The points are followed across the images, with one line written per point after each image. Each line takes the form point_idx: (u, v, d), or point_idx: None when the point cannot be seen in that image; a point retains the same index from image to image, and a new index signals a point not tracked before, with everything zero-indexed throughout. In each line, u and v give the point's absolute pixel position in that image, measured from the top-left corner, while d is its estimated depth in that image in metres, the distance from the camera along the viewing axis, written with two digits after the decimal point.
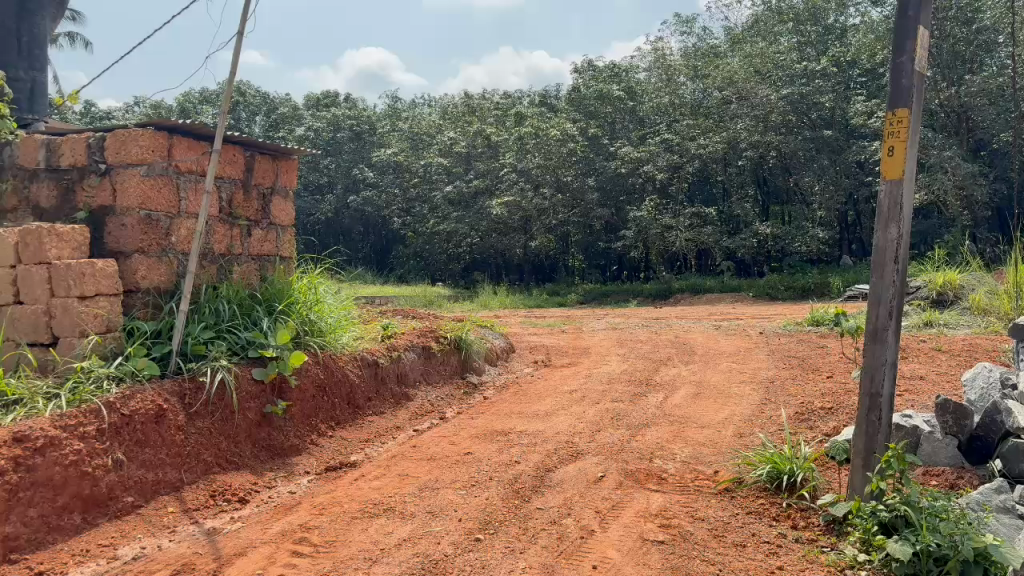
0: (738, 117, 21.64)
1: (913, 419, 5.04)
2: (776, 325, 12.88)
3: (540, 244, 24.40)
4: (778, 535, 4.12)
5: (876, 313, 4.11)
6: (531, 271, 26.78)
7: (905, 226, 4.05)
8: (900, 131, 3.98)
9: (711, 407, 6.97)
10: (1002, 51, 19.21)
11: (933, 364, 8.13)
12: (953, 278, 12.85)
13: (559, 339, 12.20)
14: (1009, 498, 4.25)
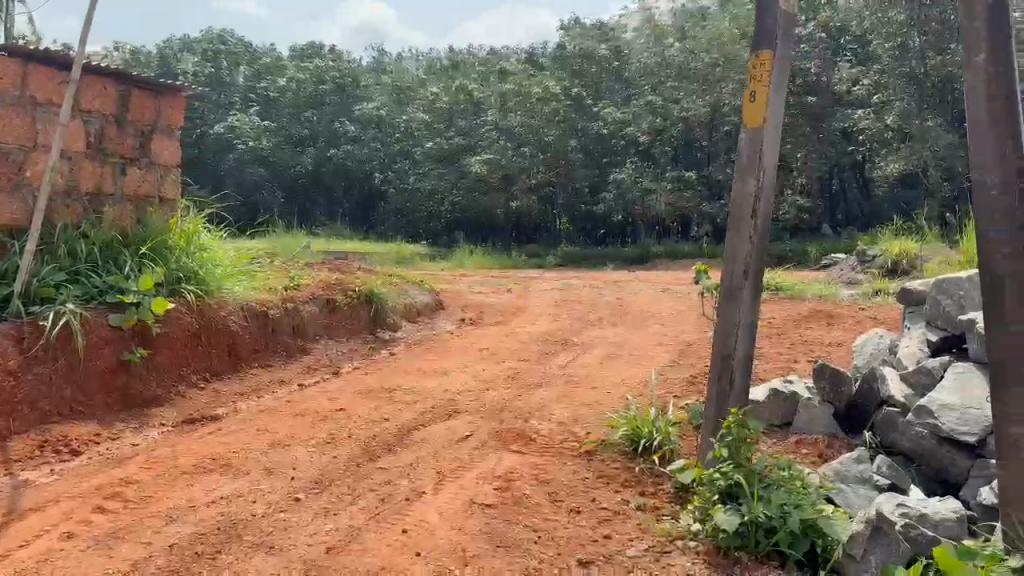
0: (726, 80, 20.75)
1: (792, 385, 4.80)
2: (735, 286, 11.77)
3: (522, 205, 22.79)
4: (621, 502, 3.86)
5: (730, 270, 3.89)
6: (514, 233, 24.89)
7: (766, 179, 3.79)
8: (762, 75, 3.70)
9: (618, 367, 6.59)
10: None
11: (865, 327, 7.75)
12: (910, 248, 11.80)
13: (503, 297, 11.71)
14: (867, 469, 3.96)
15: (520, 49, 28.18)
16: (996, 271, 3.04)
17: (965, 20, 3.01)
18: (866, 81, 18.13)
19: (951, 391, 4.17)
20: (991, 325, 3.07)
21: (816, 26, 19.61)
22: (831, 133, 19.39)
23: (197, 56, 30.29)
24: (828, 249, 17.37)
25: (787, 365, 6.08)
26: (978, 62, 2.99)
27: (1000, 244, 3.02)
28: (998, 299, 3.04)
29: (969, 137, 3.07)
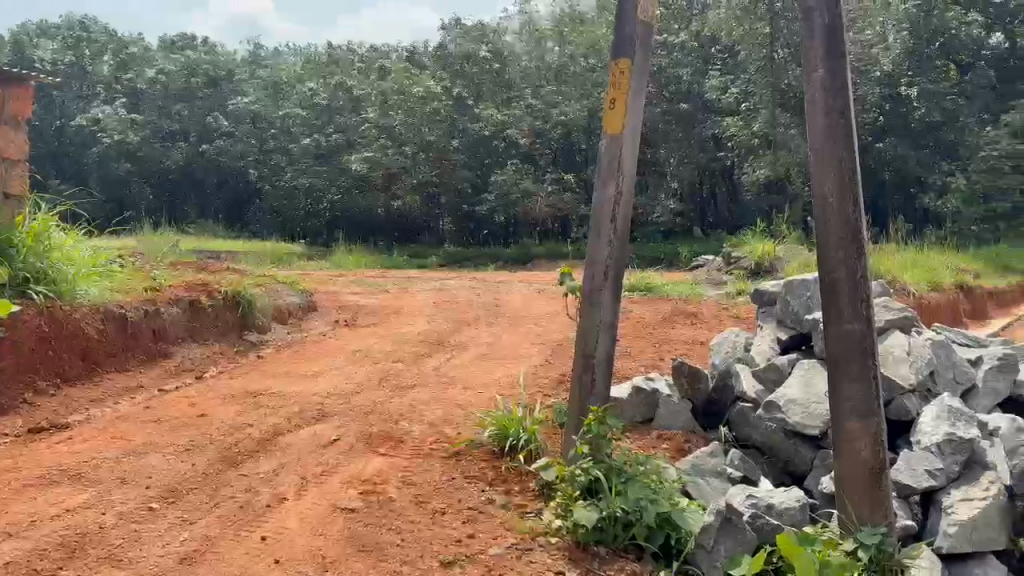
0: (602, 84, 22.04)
1: (654, 381, 4.93)
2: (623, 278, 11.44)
3: (404, 205, 22.59)
4: (486, 501, 3.89)
5: (592, 272, 4.00)
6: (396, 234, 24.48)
7: (626, 182, 3.92)
8: (621, 81, 3.82)
9: (491, 368, 6.62)
10: None
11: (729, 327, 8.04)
12: (770, 250, 12.33)
13: (379, 298, 11.55)
14: (721, 462, 4.14)
15: (400, 47, 27.93)
16: (831, 273, 3.24)
17: (807, 33, 3.19)
18: (734, 89, 18.90)
19: (798, 388, 4.45)
20: (827, 323, 3.28)
21: (688, 36, 20.30)
22: (701, 140, 20.20)
23: (57, 44, 28.70)
24: (697, 250, 18.06)
25: (651, 363, 6.29)
26: (816, 76, 3.18)
27: (834, 246, 3.22)
28: (834, 301, 3.25)
29: (808, 143, 3.26)
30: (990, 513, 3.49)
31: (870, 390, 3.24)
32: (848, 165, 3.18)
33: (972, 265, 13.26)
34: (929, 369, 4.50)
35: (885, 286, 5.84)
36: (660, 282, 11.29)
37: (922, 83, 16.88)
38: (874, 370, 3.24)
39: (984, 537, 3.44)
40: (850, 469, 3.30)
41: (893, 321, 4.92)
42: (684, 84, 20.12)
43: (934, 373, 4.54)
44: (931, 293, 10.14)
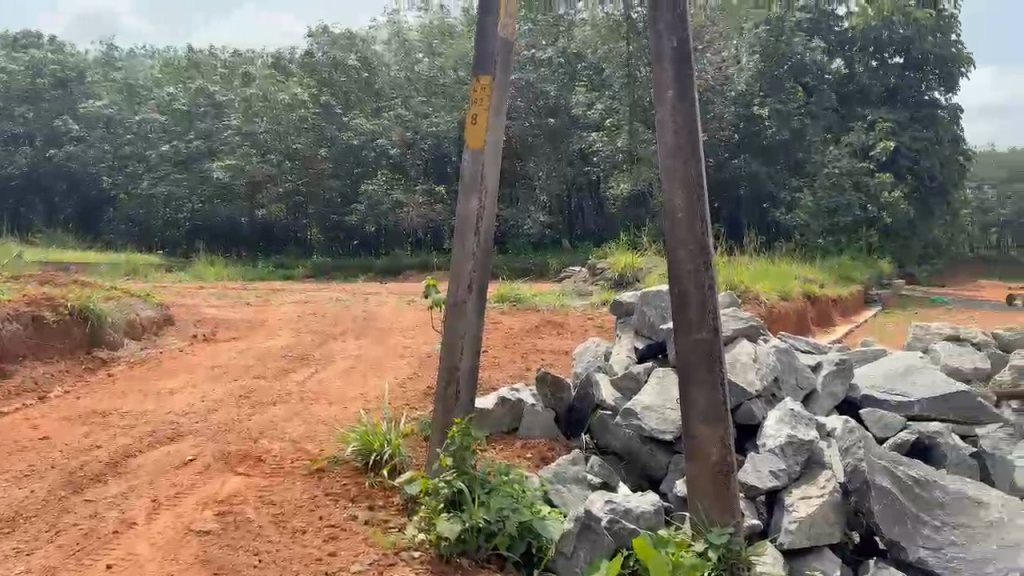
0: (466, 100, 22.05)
1: (518, 392, 5.01)
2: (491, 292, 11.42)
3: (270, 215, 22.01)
4: (348, 518, 3.83)
5: (456, 284, 4.02)
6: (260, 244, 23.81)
7: (488, 197, 3.97)
8: (482, 98, 3.88)
9: (357, 382, 6.51)
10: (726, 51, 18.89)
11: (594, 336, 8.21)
12: (634, 262, 12.65)
13: (242, 311, 11.19)
14: (581, 469, 4.23)
15: (266, 53, 27.12)
16: (681, 285, 3.39)
17: (658, 57, 3.33)
18: (600, 105, 19.38)
19: (653, 395, 4.62)
20: (677, 334, 3.42)
21: (555, 52, 20.78)
22: (569, 154, 20.72)
23: None
24: (565, 261, 18.42)
25: (517, 374, 6.35)
26: (667, 97, 3.32)
27: (684, 259, 3.37)
28: (685, 311, 3.39)
29: (659, 161, 3.40)
30: (827, 510, 3.73)
31: (718, 396, 3.40)
32: (696, 183, 3.34)
33: (819, 275, 14.11)
34: (773, 374, 4.76)
35: (734, 296, 6.15)
36: (528, 292, 11.41)
37: (772, 104, 17.76)
38: (722, 376, 3.41)
39: (821, 532, 3.67)
40: (701, 471, 3.45)
41: (741, 330, 5.19)
42: (552, 99, 20.53)
43: (778, 378, 4.80)
44: (781, 303, 10.72)
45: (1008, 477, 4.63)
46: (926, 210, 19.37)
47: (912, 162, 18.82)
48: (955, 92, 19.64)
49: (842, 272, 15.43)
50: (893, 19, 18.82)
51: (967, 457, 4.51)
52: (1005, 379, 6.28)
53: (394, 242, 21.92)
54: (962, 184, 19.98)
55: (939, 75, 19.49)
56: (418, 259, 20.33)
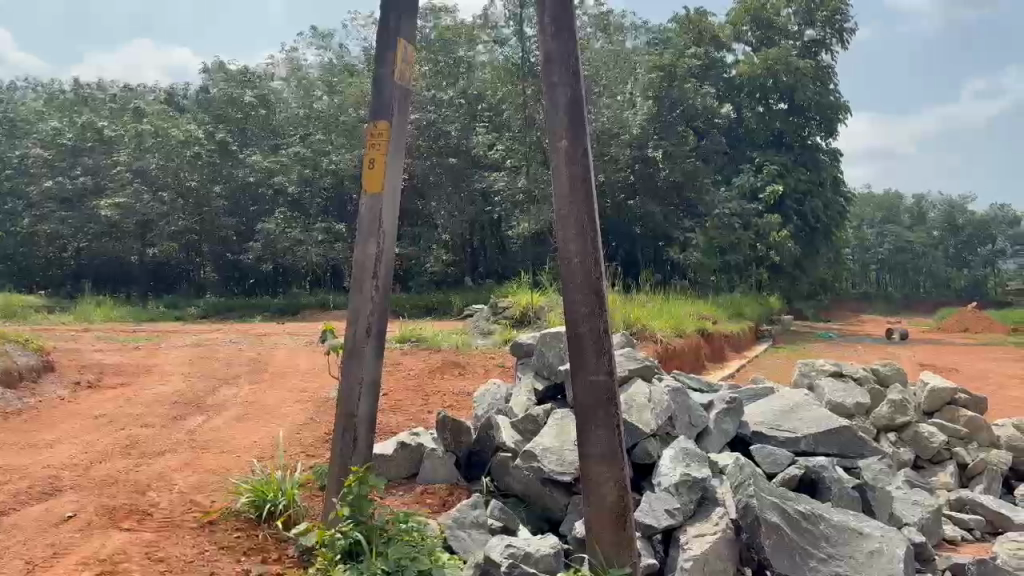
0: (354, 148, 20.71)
1: (418, 437, 4.96)
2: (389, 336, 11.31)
3: (160, 253, 21.26)
4: (240, 572, 3.69)
5: (353, 329, 3.98)
6: (152, 284, 22.97)
7: (386, 242, 3.96)
8: (380, 143, 3.88)
9: (251, 429, 6.32)
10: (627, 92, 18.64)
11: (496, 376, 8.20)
12: (535, 300, 12.72)
13: (128, 356, 10.71)
14: (482, 513, 4.18)
15: (159, 88, 26.56)
16: (577, 327, 3.45)
17: (552, 107, 3.42)
18: (500, 146, 19.57)
19: (553, 437, 4.67)
20: (575, 375, 3.47)
21: (455, 93, 20.82)
22: (471, 193, 20.65)
23: None
24: (468, 299, 18.43)
25: (418, 418, 6.25)
26: (561, 145, 3.40)
27: (579, 303, 3.43)
28: (581, 354, 3.45)
29: (555, 208, 3.46)
30: (720, 547, 3.82)
31: (615, 437, 3.45)
32: (590, 227, 3.42)
33: (712, 312, 14.55)
34: (667, 414, 4.87)
35: (630, 337, 6.28)
36: (429, 332, 11.34)
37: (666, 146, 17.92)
38: (618, 417, 3.46)
39: (715, 568, 3.74)
40: (599, 513, 3.48)
41: (636, 370, 5.31)
42: (453, 139, 20.53)
43: (672, 417, 4.91)
44: (675, 340, 11.01)
45: (886, 509, 4.84)
46: (812, 249, 20.31)
47: (798, 204, 19.73)
48: (835, 137, 20.80)
49: (734, 309, 15.99)
50: (776, 68, 19.80)
51: (850, 490, 4.68)
52: (883, 415, 6.52)
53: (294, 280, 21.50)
54: (844, 223, 21.02)
55: (819, 120, 20.70)
56: (318, 298, 19.97)
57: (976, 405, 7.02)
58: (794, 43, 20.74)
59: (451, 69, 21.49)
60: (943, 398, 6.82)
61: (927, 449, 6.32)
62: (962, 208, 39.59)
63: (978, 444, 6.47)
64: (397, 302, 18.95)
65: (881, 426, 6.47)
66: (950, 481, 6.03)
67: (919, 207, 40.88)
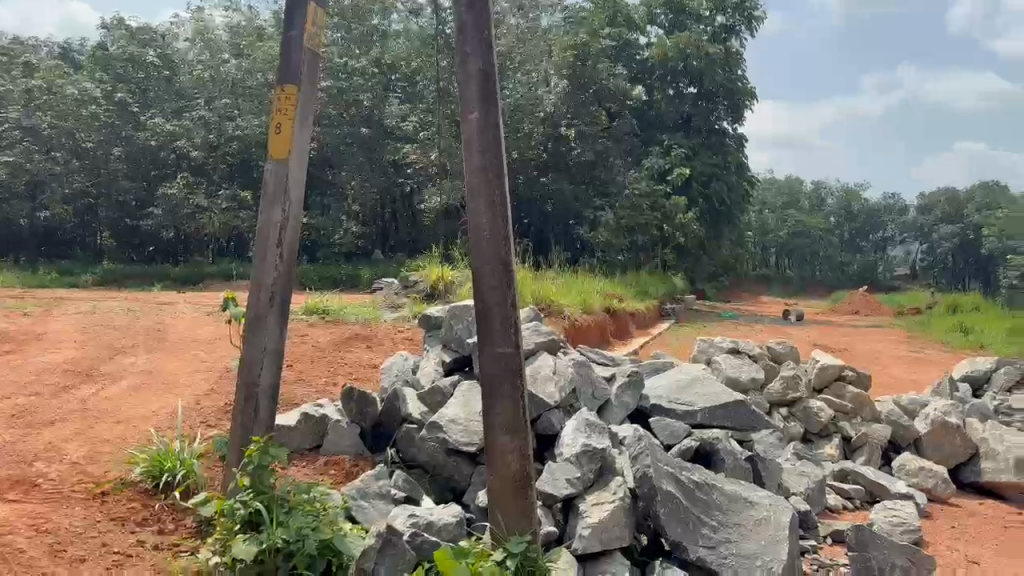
0: (261, 112, 20.22)
1: (322, 408, 4.93)
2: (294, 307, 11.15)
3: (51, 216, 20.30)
4: (135, 543, 3.62)
5: (256, 298, 3.91)
6: (43, 249, 21.93)
7: (291, 211, 3.90)
8: (287, 108, 3.80)
9: (148, 398, 6.16)
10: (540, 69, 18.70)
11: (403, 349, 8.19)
12: (445, 275, 12.44)
13: (15, 322, 10.23)
14: (386, 484, 4.19)
15: (52, 43, 25.25)
16: (485, 301, 3.47)
17: (463, 79, 3.42)
18: (413, 117, 19.30)
19: (458, 408, 4.71)
20: (482, 347, 3.50)
21: (369, 61, 20.36)
22: (382, 163, 20.37)
23: None
24: (377, 272, 18.26)
25: (323, 390, 6.21)
26: (472, 118, 3.41)
27: (486, 275, 3.46)
28: (487, 326, 3.48)
29: (464, 181, 3.48)
30: (617, 515, 3.94)
31: (519, 408, 3.50)
32: (499, 200, 3.44)
33: (619, 291, 14.83)
34: (571, 386, 4.95)
35: (537, 312, 6.36)
36: (337, 304, 11.21)
37: (578, 126, 18.47)
38: (522, 389, 3.51)
39: (612, 535, 3.86)
40: (501, 481, 3.53)
41: (543, 344, 5.40)
42: (365, 108, 20.19)
43: (575, 390, 5.00)
44: (583, 317, 11.17)
45: (776, 479, 5.08)
46: (716, 231, 20.91)
47: (704, 186, 20.25)
48: (742, 123, 21.38)
49: (640, 287, 16.34)
50: (687, 52, 20.23)
51: (742, 462, 4.89)
52: (776, 390, 6.79)
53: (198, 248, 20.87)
54: (747, 206, 21.69)
55: (727, 106, 21.20)
56: (222, 268, 19.42)
57: (861, 382, 7.42)
58: (705, 27, 21.15)
59: (364, 37, 21.26)
60: (831, 375, 7.17)
61: (815, 424, 6.64)
62: (857, 195, 41.41)
63: (862, 419, 6.83)
64: (305, 273, 18.61)
65: (774, 401, 6.76)
66: (835, 454, 6.35)
67: (819, 194, 42.56)
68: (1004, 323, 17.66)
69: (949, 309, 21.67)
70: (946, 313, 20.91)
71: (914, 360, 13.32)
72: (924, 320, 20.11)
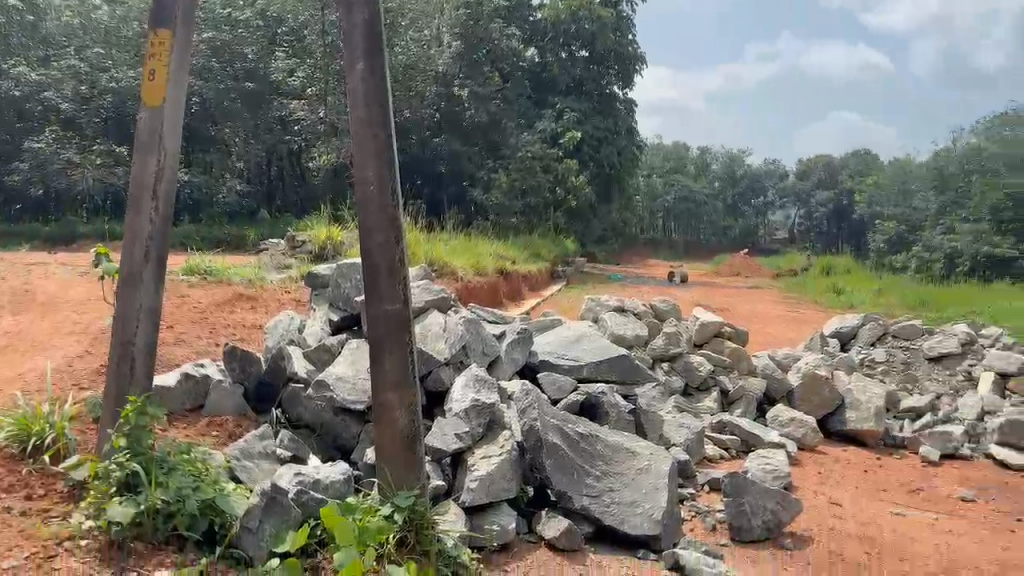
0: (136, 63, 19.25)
1: (204, 368, 4.77)
2: (172, 268, 10.73)
3: None
4: (2, 510, 3.44)
5: (130, 253, 3.74)
6: None
7: (167, 162, 3.74)
8: (160, 53, 3.63)
9: (12, 362, 5.82)
10: (431, 27, 18.44)
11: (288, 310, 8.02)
12: (334, 235, 12.25)
13: None
14: (271, 444, 4.12)
15: None
16: (371, 257, 3.43)
17: (347, 28, 3.33)
18: (300, 73, 18.72)
19: (346, 367, 4.67)
20: (369, 302, 3.46)
21: (253, 13, 19.84)
22: (267, 121, 19.72)
23: None
24: (264, 233, 17.70)
25: (205, 351, 6.03)
26: (358, 69, 3.33)
27: (372, 230, 3.42)
28: (374, 281, 3.44)
29: (349, 134, 3.41)
30: (505, 467, 4.01)
31: (407, 363, 3.49)
32: (387, 155, 3.39)
33: (511, 252, 14.93)
34: (461, 343, 4.96)
35: (428, 270, 6.31)
36: (220, 264, 10.85)
37: (471, 86, 18.31)
38: (410, 344, 3.50)
39: (499, 488, 3.93)
40: (389, 437, 3.52)
41: (432, 302, 5.38)
42: (249, 63, 19.44)
43: (465, 347, 5.00)
44: (476, 279, 11.22)
45: (657, 430, 5.28)
46: (605, 194, 21.30)
47: (595, 150, 20.55)
48: (631, 88, 21.75)
49: (532, 249, 16.48)
50: (578, 13, 20.50)
51: (625, 414, 5.05)
52: (658, 346, 6.99)
53: (69, 207, 19.69)
54: (636, 170, 22.14)
55: (617, 70, 21.48)
56: (95, 228, 18.39)
57: (739, 337, 7.75)
58: None
59: None
60: (710, 331, 7.46)
61: (695, 377, 6.90)
62: (740, 161, 42.91)
63: (739, 372, 7.14)
64: (187, 234, 17.83)
65: (656, 356, 6.97)
66: (713, 406, 6.60)
67: (703, 160, 43.84)
68: (871, 284, 18.76)
69: (822, 270, 22.83)
70: (819, 274, 22.03)
71: (789, 319, 14.00)
72: (800, 282, 21.13)
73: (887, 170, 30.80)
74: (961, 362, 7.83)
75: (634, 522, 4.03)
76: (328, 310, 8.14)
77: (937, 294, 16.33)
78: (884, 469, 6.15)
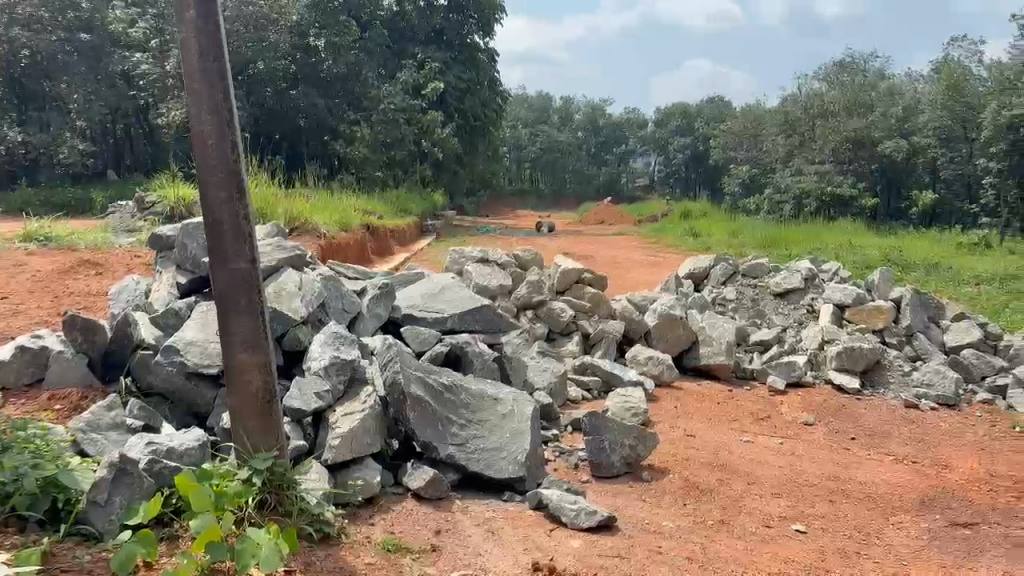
0: None
1: (42, 340, 4.48)
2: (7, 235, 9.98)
3: None
4: None
5: None
6: None
7: None
8: None
9: None
10: None
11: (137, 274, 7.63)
12: (187, 195, 11.74)
13: None
14: (119, 414, 3.93)
15: None
16: (215, 215, 3.29)
17: None
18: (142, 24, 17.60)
19: (197, 330, 4.50)
20: (214, 264, 3.32)
21: None
22: (109, 74, 18.19)
23: None
24: (113, 196, 16.66)
25: (45, 321, 5.68)
26: (189, 17, 3.15)
27: (215, 187, 3.27)
28: (218, 240, 3.30)
29: (184, 87, 3.23)
30: (367, 422, 3.98)
31: (257, 324, 3.38)
32: (225, 108, 3.24)
33: (377, 208, 14.71)
34: (318, 301, 4.88)
35: (280, 227, 6.08)
36: (61, 229, 10.18)
37: (327, 36, 17.37)
38: (261, 304, 3.38)
39: (362, 444, 3.90)
40: (244, 401, 3.40)
41: (286, 260, 5.21)
42: (85, 11, 18.02)
43: (323, 304, 4.93)
44: (340, 235, 11.00)
45: (521, 376, 5.39)
46: (470, 145, 21.34)
47: (457, 100, 20.51)
48: (491, 37, 21.77)
49: (398, 204, 16.29)
50: None
51: (490, 362, 5.12)
52: (522, 294, 7.16)
53: None
54: (500, 121, 22.22)
55: (476, 20, 21.49)
56: None
57: (598, 283, 7.95)
58: None
59: None
60: (572, 278, 7.63)
61: (558, 323, 7.05)
62: (601, 111, 43.75)
63: (599, 317, 7.33)
64: (26, 199, 16.52)
65: (520, 305, 7.14)
66: (575, 350, 6.80)
67: (565, 110, 44.41)
68: (724, 226, 19.67)
69: (681, 214, 23.70)
70: (678, 219, 22.87)
71: (647, 263, 14.50)
72: (658, 227, 21.83)
73: (739, 115, 32.10)
74: (804, 297, 8.25)
75: (499, 467, 4.13)
76: (159, 272, 7.89)
77: (788, 233, 17.22)
78: (734, 400, 6.51)
